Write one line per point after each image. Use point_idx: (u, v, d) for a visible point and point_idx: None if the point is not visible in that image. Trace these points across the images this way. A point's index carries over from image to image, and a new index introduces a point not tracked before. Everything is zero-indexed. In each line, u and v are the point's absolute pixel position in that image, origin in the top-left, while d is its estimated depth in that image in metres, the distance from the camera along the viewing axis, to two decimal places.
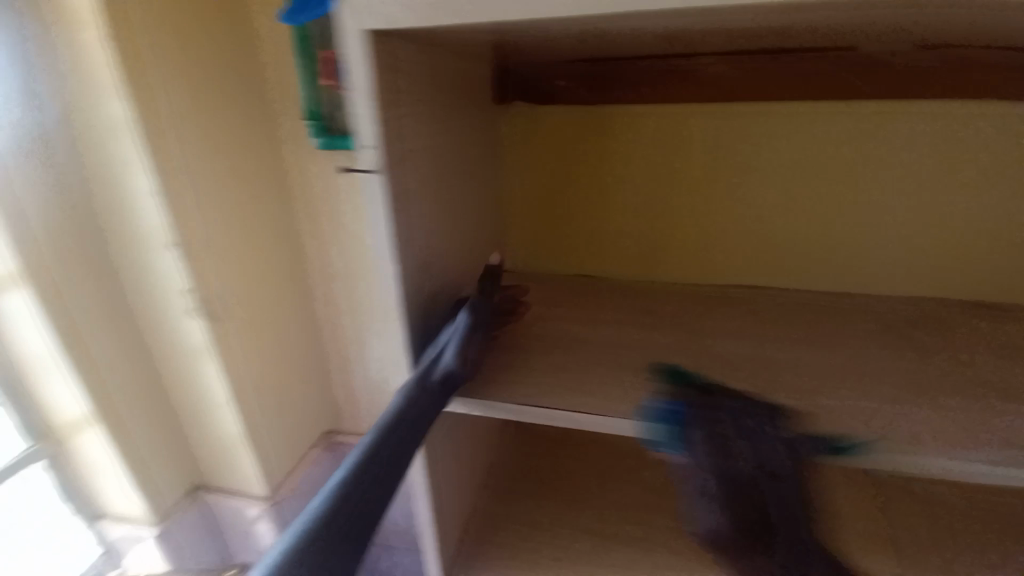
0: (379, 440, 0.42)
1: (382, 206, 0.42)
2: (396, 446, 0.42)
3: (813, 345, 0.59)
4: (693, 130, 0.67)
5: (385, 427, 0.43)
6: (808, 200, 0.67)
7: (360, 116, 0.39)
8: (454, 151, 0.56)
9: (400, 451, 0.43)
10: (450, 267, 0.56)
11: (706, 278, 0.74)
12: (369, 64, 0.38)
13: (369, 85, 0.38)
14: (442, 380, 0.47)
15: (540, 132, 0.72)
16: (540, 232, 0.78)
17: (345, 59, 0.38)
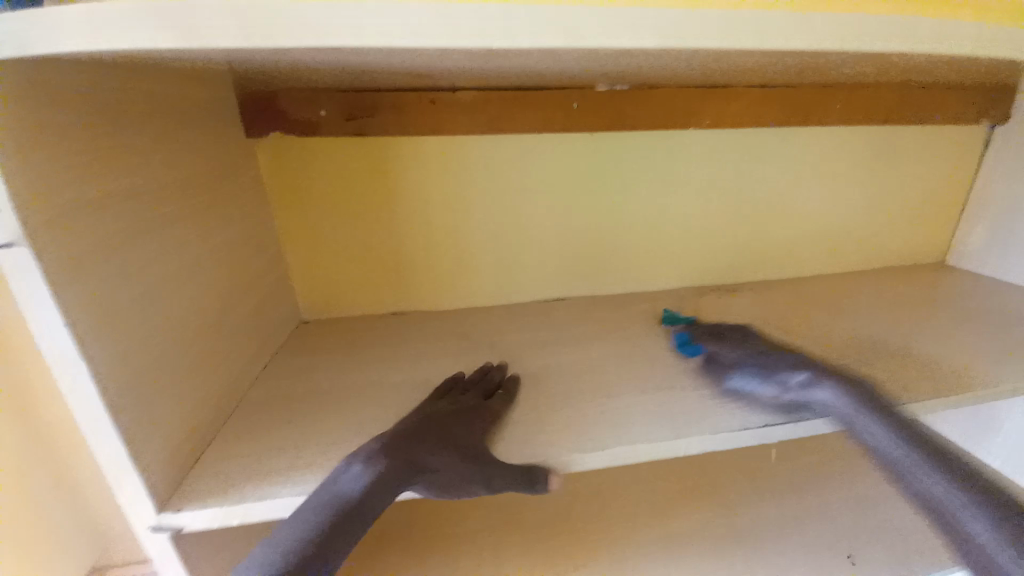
0: (308, 534, 0.37)
1: (40, 289, 0.31)
2: (325, 543, 0.37)
3: (592, 342, 0.67)
4: (464, 158, 0.70)
5: (319, 523, 0.38)
6: (572, 216, 0.77)
7: None
8: (184, 198, 0.47)
9: (330, 549, 0.37)
10: (197, 339, 0.46)
11: (503, 290, 0.79)
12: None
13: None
14: (393, 457, 0.42)
15: (308, 168, 0.66)
16: (331, 274, 0.72)
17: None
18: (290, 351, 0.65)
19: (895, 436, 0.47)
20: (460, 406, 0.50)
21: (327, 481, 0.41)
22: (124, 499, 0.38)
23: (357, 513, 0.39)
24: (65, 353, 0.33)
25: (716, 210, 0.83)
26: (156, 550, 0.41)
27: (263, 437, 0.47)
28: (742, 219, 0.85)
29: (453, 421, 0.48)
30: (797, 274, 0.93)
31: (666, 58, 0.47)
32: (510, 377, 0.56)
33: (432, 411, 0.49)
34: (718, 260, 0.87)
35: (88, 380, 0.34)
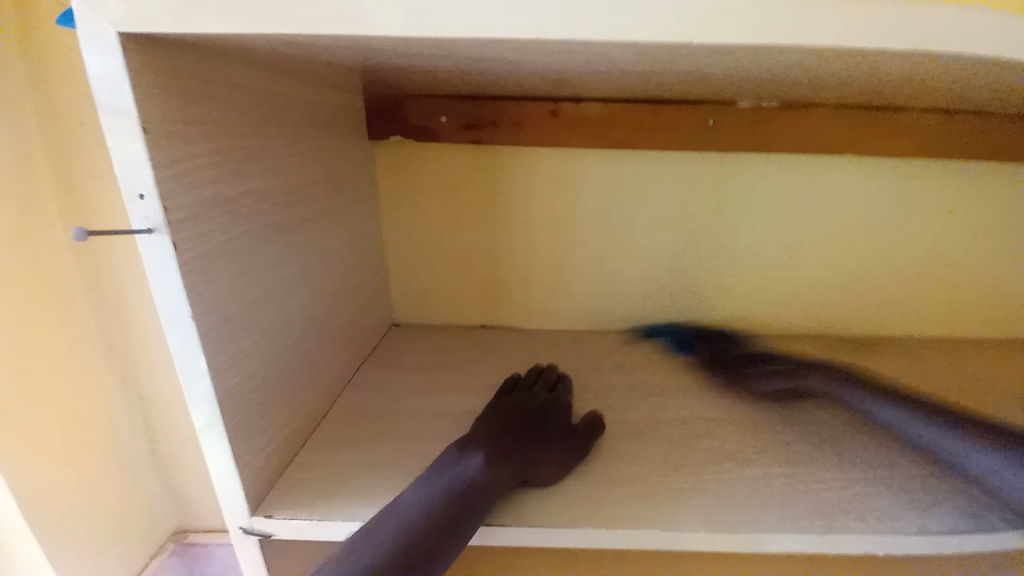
0: (422, 513, 0.37)
1: (172, 278, 0.31)
2: (450, 520, 0.37)
3: (704, 392, 0.58)
4: (578, 174, 0.65)
5: (437, 503, 0.38)
6: (688, 244, 0.69)
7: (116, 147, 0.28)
8: (306, 195, 0.47)
9: (453, 527, 0.37)
10: (299, 336, 0.45)
11: (599, 314, 0.73)
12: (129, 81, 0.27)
13: (135, 112, 0.28)
14: (501, 454, 0.43)
15: (417, 172, 0.65)
16: (426, 281, 0.71)
17: (92, 79, 0.27)
18: (382, 356, 0.63)
19: (911, 414, 0.50)
20: (551, 411, 0.50)
21: (438, 468, 0.41)
22: (219, 497, 0.37)
23: (478, 498, 0.39)
24: (186, 345, 0.32)
25: (862, 251, 0.71)
26: (242, 554, 0.39)
27: (353, 450, 0.45)
28: (894, 266, 0.72)
29: (532, 414, 0.49)
30: (956, 338, 0.77)
31: (852, 68, 0.39)
32: (563, 375, 0.59)
33: (519, 408, 0.50)
34: (856, 308, 0.74)
35: (202, 373, 0.33)
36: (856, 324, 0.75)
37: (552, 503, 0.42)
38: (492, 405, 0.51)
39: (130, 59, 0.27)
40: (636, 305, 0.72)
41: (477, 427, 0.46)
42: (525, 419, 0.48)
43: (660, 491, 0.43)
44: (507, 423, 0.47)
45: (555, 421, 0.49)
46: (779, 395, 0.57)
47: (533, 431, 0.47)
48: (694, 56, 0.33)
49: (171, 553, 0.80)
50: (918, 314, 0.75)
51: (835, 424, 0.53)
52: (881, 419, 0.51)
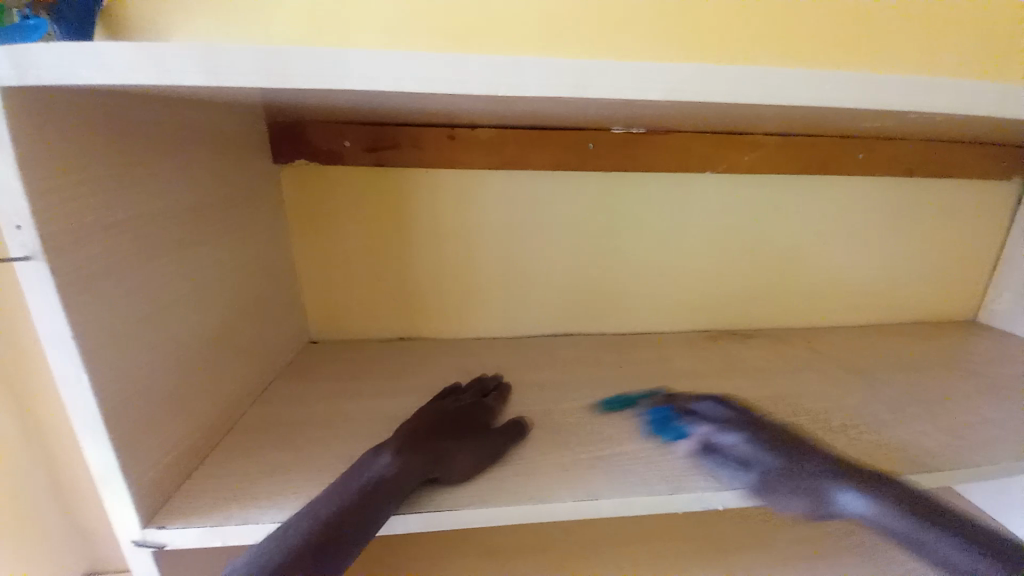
0: (331, 508, 0.40)
1: (53, 302, 0.33)
2: (356, 512, 0.40)
3: (595, 384, 0.65)
4: (479, 191, 0.71)
5: (347, 500, 0.41)
6: (583, 252, 0.77)
7: None
8: (203, 218, 0.49)
9: (358, 518, 0.40)
10: (199, 353, 0.47)
11: (510, 319, 0.78)
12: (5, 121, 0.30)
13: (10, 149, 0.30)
14: (418, 453, 0.46)
15: (327, 193, 0.69)
16: (342, 297, 0.74)
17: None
18: (295, 371, 0.65)
19: (892, 505, 0.44)
20: (477, 415, 0.54)
21: (357, 468, 0.45)
22: (111, 511, 0.39)
23: (386, 489, 0.42)
24: (67, 364, 0.34)
25: (733, 253, 0.82)
26: (139, 567, 0.41)
27: (257, 459, 0.47)
28: (758, 265, 0.84)
29: (458, 416, 0.53)
30: (815, 325, 0.90)
31: (673, 106, 0.47)
32: (502, 382, 0.63)
33: (450, 412, 0.53)
34: (732, 303, 0.85)
35: (88, 390, 0.35)
36: (734, 317, 0.86)
37: (458, 493, 0.46)
38: (425, 407, 0.55)
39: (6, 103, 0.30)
40: (542, 310, 0.79)
41: (405, 430, 0.50)
42: (450, 420, 0.52)
43: (551, 469, 0.49)
44: (433, 425, 0.51)
45: (481, 422, 0.53)
46: (745, 459, 0.49)
47: (457, 430, 0.51)
48: (535, 98, 0.41)
49: None
50: (782, 307, 0.88)
51: (817, 466, 0.48)
52: (857, 509, 0.44)
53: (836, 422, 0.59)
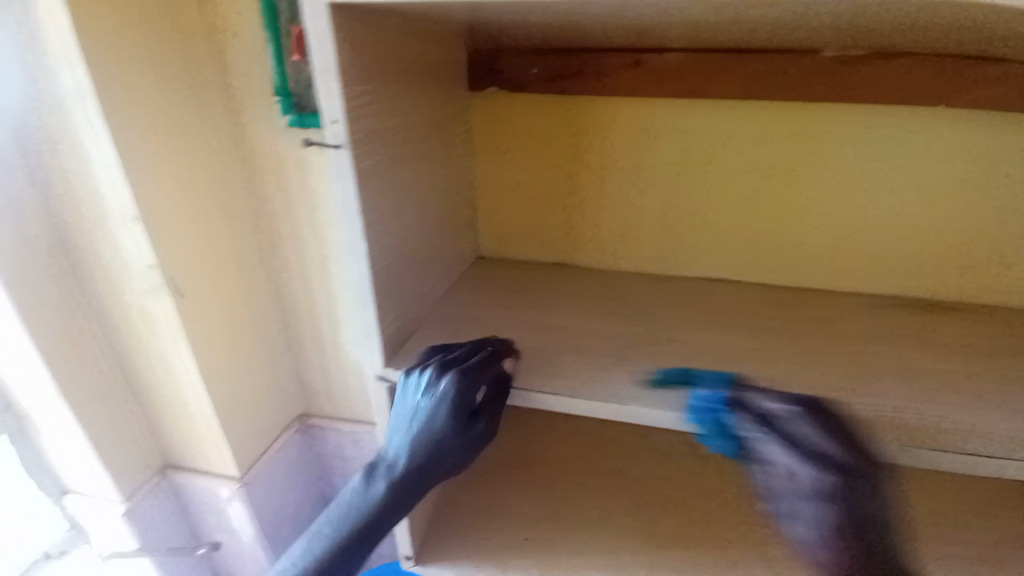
0: (343, 530, 0.54)
1: (348, 182, 0.45)
2: (363, 532, 0.54)
3: (756, 332, 0.64)
4: (656, 121, 0.70)
5: (348, 525, 0.54)
6: (760, 194, 0.71)
7: (323, 88, 0.42)
8: (424, 134, 0.59)
9: (366, 535, 0.54)
10: (416, 247, 0.60)
11: (666, 259, 0.78)
12: (333, 38, 0.40)
13: (334, 63, 0.41)
14: (403, 479, 0.54)
15: (512, 121, 0.75)
16: (509, 221, 0.81)
17: (310, 38, 0.40)
18: (471, 279, 0.76)
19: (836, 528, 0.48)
20: (455, 411, 0.52)
21: (351, 490, 0.56)
22: (363, 348, 0.56)
23: (377, 515, 0.54)
24: (353, 231, 0.48)
25: (966, 210, 0.67)
26: (375, 394, 0.57)
27: (452, 339, 0.60)
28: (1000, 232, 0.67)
29: (454, 416, 0.52)
30: None
31: (894, 12, 0.42)
32: (502, 345, 0.57)
33: (426, 414, 0.53)
34: (950, 274, 0.70)
35: (362, 257, 0.50)
36: (956, 290, 0.70)
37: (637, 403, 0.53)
38: (421, 403, 0.53)
39: (332, 22, 0.40)
40: (702, 254, 0.76)
41: (395, 442, 0.54)
42: (427, 418, 0.53)
43: (696, 395, 0.53)
44: (414, 437, 0.53)
45: (456, 420, 0.53)
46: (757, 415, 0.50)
47: (430, 429, 0.53)
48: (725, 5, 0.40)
49: (293, 429, 1.12)
50: None
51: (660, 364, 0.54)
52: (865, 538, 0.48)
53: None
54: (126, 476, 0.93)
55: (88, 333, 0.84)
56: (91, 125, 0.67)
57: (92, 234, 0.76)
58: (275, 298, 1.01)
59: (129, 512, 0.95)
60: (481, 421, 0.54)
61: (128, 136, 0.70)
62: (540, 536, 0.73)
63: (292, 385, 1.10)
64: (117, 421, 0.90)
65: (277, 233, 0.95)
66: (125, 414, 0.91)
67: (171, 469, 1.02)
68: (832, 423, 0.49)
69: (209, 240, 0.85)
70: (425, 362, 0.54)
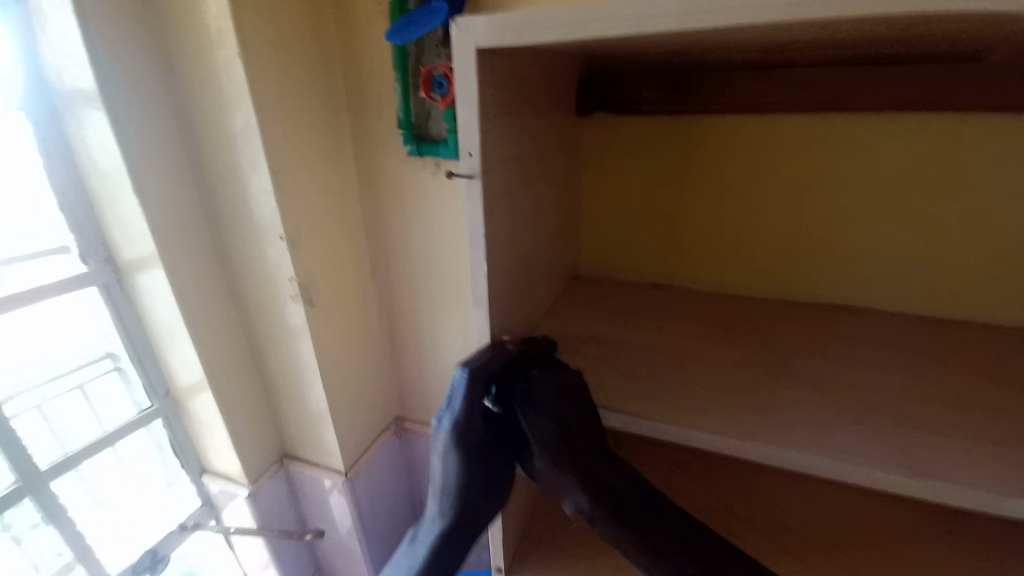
0: None
1: (477, 210, 0.49)
2: None
3: (894, 370, 0.57)
4: (781, 138, 0.67)
5: None
6: (901, 215, 0.64)
7: (462, 126, 0.46)
8: (540, 159, 0.62)
9: None
10: (525, 268, 0.63)
11: (777, 286, 0.74)
12: (476, 78, 0.44)
13: (474, 100, 0.45)
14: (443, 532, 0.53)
15: (619, 143, 0.75)
16: (608, 241, 0.81)
17: (456, 79, 0.44)
18: (570, 299, 0.77)
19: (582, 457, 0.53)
20: (468, 445, 0.51)
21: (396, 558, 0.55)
22: None
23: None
24: (475, 255, 0.51)
25: None
26: None
27: (553, 356, 0.62)
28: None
29: (468, 462, 0.52)
30: None
31: None
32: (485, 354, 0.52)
33: (441, 459, 0.52)
34: None
35: (482, 279, 0.53)
36: None
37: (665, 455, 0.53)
38: (435, 460, 0.53)
39: (477, 65, 0.44)
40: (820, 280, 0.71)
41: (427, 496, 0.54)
42: (445, 463, 0.52)
43: (822, 432, 0.49)
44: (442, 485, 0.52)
45: (467, 454, 0.51)
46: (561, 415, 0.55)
47: (449, 470, 0.52)
48: (878, 24, 0.38)
49: (390, 431, 1.21)
50: None
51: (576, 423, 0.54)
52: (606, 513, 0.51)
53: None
54: (252, 460, 1.06)
55: (234, 331, 0.97)
56: (254, 157, 0.79)
57: (246, 247, 0.90)
58: (383, 308, 1.11)
59: (254, 493, 1.07)
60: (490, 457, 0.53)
61: (280, 167, 0.81)
62: (630, 564, 0.71)
63: (393, 389, 1.19)
64: (249, 410, 1.03)
65: (390, 250, 1.04)
66: (256, 404, 1.04)
67: (286, 457, 1.14)
68: (993, 480, 0.43)
69: (335, 255, 0.96)
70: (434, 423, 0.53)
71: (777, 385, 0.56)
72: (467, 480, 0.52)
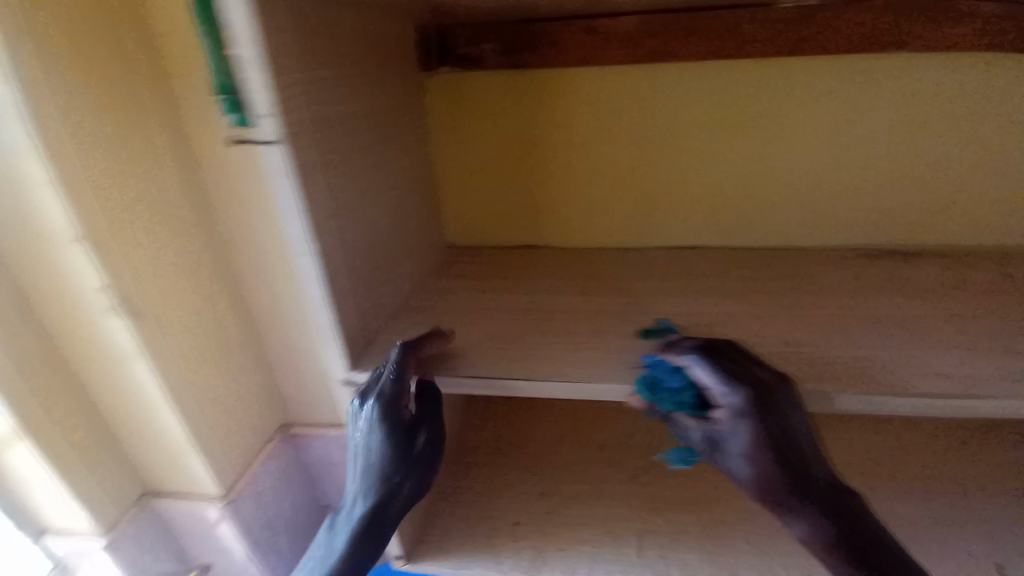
0: None
1: (287, 182, 0.42)
2: None
3: (732, 296, 0.63)
4: (621, 86, 0.68)
5: None
6: (727, 155, 0.70)
7: (246, 82, 0.39)
8: (374, 119, 0.55)
9: None
10: (378, 243, 0.57)
11: (636, 232, 0.77)
12: (252, 19, 0.37)
13: (256, 46, 0.37)
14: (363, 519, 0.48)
15: (469, 99, 0.71)
16: (475, 205, 0.78)
17: (226, 22, 0.37)
18: (441, 270, 0.73)
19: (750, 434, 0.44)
20: (393, 415, 0.49)
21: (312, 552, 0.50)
22: (326, 355, 0.53)
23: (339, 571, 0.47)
24: (300, 233, 0.45)
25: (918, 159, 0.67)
26: (343, 400, 0.56)
27: (423, 333, 0.58)
28: (965, 178, 0.68)
29: (392, 438, 0.49)
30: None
31: None
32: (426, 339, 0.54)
33: (362, 433, 0.50)
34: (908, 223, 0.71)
35: (311, 258, 0.46)
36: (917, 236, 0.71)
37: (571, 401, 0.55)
38: (356, 437, 0.50)
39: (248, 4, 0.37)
40: (672, 223, 0.75)
41: (351, 479, 0.51)
42: (366, 437, 0.49)
43: None
44: (365, 462, 0.49)
45: (394, 426, 0.49)
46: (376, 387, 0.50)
47: (371, 445, 0.49)
48: None
49: (276, 441, 1.08)
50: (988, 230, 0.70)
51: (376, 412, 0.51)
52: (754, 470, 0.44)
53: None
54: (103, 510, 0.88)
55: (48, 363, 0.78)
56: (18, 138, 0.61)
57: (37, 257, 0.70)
58: (243, 308, 0.96)
59: (115, 545, 0.90)
60: (419, 431, 0.51)
61: (62, 150, 0.63)
62: (532, 518, 0.73)
63: (274, 395, 1.06)
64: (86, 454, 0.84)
65: (235, 240, 0.90)
66: (96, 445, 0.86)
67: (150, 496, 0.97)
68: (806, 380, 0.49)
69: (175, 251, 0.80)
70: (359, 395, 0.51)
71: (638, 326, 0.58)
72: (392, 458, 0.49)
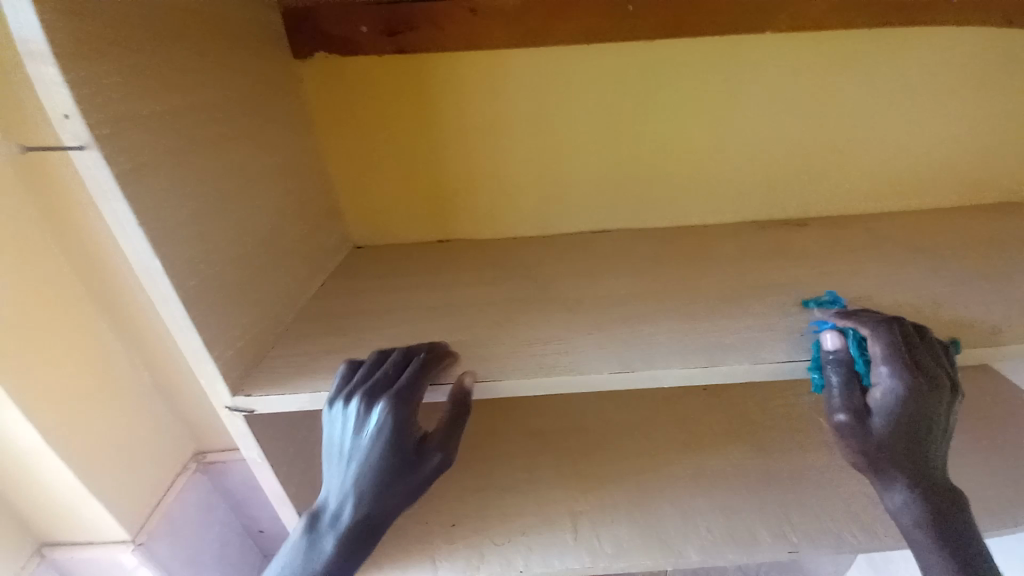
0: None
1: (113, 189, 0.38)
2: None
3: (633, 276, 0.64)
4: (506, 70, 0.67)
5: None
6: (618, 136, 0.71)
7: (36, 78, 0.34)
8: (226, 115, 0.51)
9: None
10: (250, 250, 0.52)
11: (544, 217, 0.76)
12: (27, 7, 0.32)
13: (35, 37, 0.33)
14: (350, 526, 0.47)
15: (348, 90, 0.67)
16: (375, 202, 0.74)
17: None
18: (343, 273, 0.69)
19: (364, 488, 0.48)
20: (399, 427, 0.47)
21: (293, 544, 0.49)
22: (203, 381, 0.48)
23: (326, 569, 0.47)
24: (141, 247, 0.40)
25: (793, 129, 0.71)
26: (234, 426, 0.51)
27: (315, 343, 0.55)
28: (836, 144, 0.72)
29: (393, 449, 0.47)
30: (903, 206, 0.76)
31: None
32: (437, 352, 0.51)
33: (359, 437, 0.47)
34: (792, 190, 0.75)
35: (159, 274, 0.42)
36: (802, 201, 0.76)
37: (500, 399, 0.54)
38: (345, 436, 0.47)
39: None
40: (577, 206, 0.75)
41: (338, 481, 0.48)
42: (365, 443, 0.46)
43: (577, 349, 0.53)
44: (358, 469, 0.47)
45: (403, 442, 0.47)
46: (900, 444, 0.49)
47: (371, 453, 0.46)
48: None
49: (191, 471, 0.99)
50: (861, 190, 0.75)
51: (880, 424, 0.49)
52: None
53: (908, 308, 0.54)
54: None
55: None
56: None
57: None
58: None
59: None
60: (430, 451, 0.49)
61: None
62: (467, 517, 0.71)
63: (180, 424, 0.96)
64: None
65: None
66: None
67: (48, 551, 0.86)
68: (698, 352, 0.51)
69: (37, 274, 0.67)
70: (348, 392, 0.47)
71: (541, 314, 0.58)
72: (391, 469, 0.47)
